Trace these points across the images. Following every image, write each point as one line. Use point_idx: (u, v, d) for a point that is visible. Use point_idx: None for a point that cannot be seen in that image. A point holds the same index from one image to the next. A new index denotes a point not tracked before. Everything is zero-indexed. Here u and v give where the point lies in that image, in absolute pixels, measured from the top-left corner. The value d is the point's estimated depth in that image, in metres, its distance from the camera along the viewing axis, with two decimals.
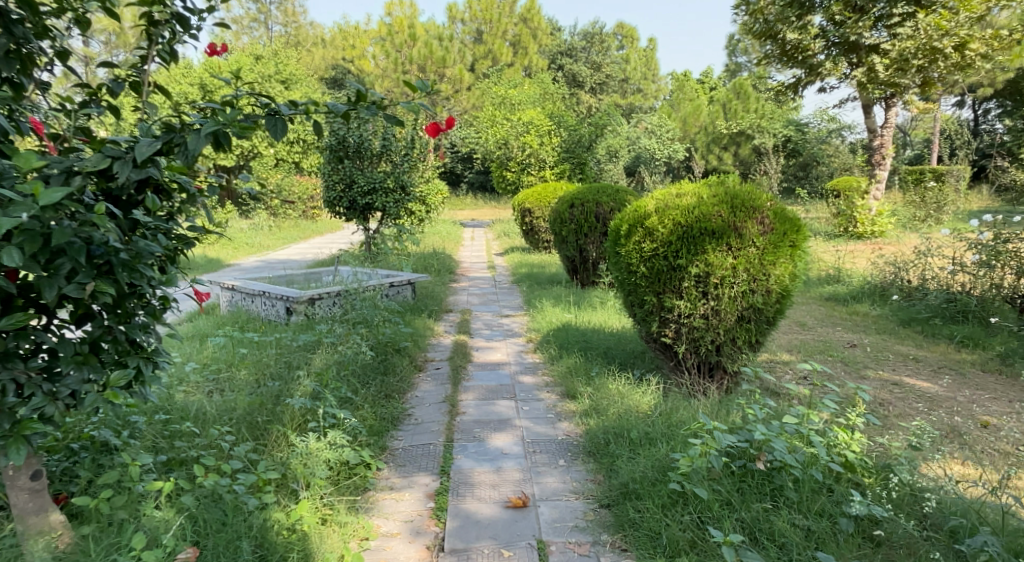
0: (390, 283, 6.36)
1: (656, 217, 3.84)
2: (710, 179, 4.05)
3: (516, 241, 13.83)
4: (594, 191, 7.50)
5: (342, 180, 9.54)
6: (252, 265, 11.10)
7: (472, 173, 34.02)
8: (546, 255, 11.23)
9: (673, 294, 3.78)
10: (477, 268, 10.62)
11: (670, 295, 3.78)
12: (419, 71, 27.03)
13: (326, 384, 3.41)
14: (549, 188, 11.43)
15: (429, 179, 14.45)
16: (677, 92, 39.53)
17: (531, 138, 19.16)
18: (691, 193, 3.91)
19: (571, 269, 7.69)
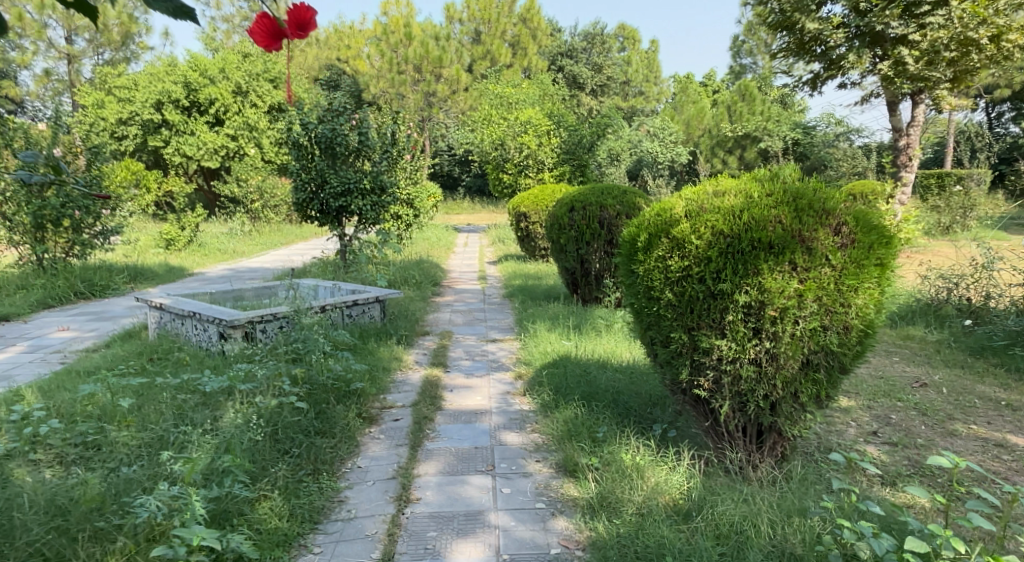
0: (352, 302, 5.31)
1: (687, 223, 2.77)
2: (758, 172, 3.00)
3: (511, 248, 12.77)
4: (596, 193, 6.44)
5: (313, 180, 8.50)
6: (218, 275, 10.08)
7: (469, 177, 33.01)
8: (543, 264, 10.18)
9: (711, 331, 2.72)
10: (466, 279, 9.57)
11: (707, 332, 2.72)
12: (415, 72, 26.13)
13: (218, 472, 2.39)
14: (546, 191, 10.39)
15: (417, 182, 13.45)
16: (680, 94, 38.52)
17: (528, 139, 18.15)
18: (735, 190, 2.86)
19: (572, 283, 6.64)
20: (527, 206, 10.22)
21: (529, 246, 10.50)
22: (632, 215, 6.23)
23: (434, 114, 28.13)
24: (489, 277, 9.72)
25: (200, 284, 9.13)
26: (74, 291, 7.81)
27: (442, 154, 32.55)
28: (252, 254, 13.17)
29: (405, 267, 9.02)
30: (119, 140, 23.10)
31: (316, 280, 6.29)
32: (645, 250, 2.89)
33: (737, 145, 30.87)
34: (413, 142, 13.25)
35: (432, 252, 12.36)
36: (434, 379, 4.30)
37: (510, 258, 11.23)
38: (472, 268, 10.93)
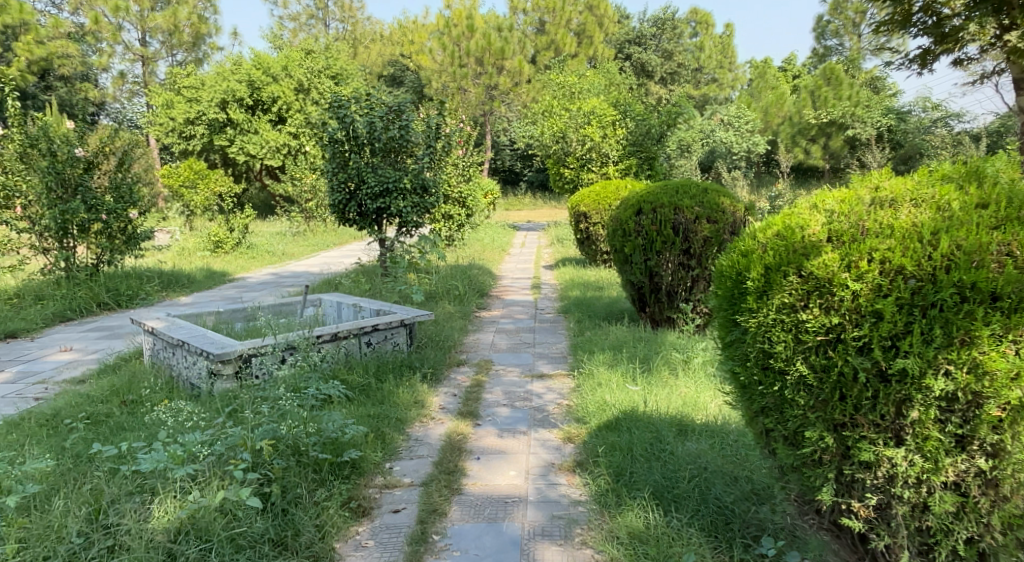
0: (372, 327, 4.43)
1: (834, 255, 1.70)
2: (933, 169, 1.92)
3: (571, 251, 11.73)
4: (668, 190, 5.31)
5: (349, 180, 7.75)
6: (257, 282, 9.49)
7: (532, 172, 32.07)
8: (604, 270, 9.13)
9: (879, 434, 1.66)
10: (518, 287, 8.59)
11: (873, 435, 1.67)
12: (477, 64, 25.35)
13: None
14: (610, 188, 9.28)
15: (471, 179, 12.58)
16: (756, 81, 36.39)
17: (592, 131, 17.05)
18: (908, 196, 1.78)
19: (639, 299, 5.55)
20: (588, 205, 9.16)
21: (590, 250, 9.42)
22: (713, 219, 5.07)
23: (497, 107, 27.31)
24: (544, 285, 8.71)
25: (236, 293, 8.51)
26: (97, 302, 7.25)
27: (504, 148, 31.73)
28: (300, 256, 12.60)
29: (451, 275, 8.13)
30: (185, 139, 23.23)
31: (339, 296, 5.46)
32: (756, 294, 1.83)
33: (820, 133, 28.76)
34: (465, 137, 12.39)
35: (484, 256, 11.43)
36: (458, 436, 3.34)
37: (570, 262, 10.19)
38: (527, 274, 9.95)
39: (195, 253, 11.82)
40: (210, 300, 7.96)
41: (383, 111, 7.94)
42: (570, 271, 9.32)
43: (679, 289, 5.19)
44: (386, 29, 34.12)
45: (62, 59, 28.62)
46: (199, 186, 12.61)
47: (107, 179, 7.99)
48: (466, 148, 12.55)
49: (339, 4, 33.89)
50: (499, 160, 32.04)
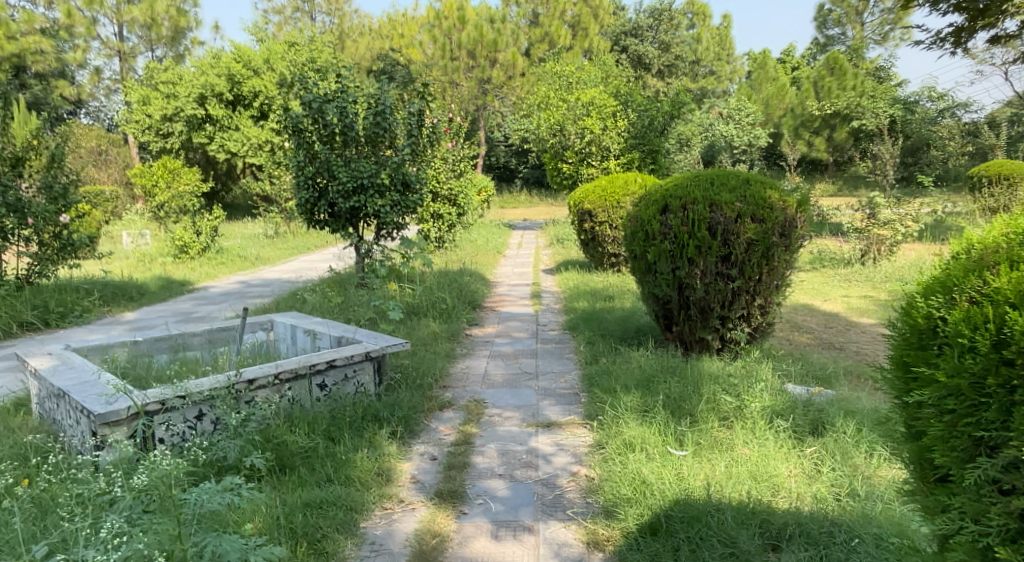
0: (326, 365, 3.41)
1: None
2: None
3: (572, 252, 10.74)
4: (702, 182, 4.29)
5: (317, 174, 6.69)
6: (221, 293, 8.45)
7: (526, 168, 31.08)
8: (611, 274, 8.14)
9: None
10: (516, 297, 7.55)
11: None
12: (470, 57, 24.32)
13: None
14: (617, 182, 8.24)
15: (461, 175, 11.54)
16: (756, 72, 35.42)
17: (591, 122, 16.07)
18: None
19: (665, 316, 4.54)
20: (592, 201, 8.13)
21: (595, 253, 8.38)
22: (760, 216, 4.05)
23: (489, 102, 26.30)
24: (544, 294, 7.67)
25: (193, 307, 7.47)
26: (19, 322, 6.19)
27: (498, 144, 30.73)
28: (276, 261, 11.53)
29: (438, 284, 7.08)
30: (164, 137, 22.09)
31: (294, 319, 4.42)
32: None
33: (824, 125, 27.85)
34: (454, 129, 11.34)
35: (477, 260, 10.39)
36: (434, 538, 2.31)
37: (572, 266, 9.14)
38: (525, 280, 8.91)
39: (158, 259, 10.73)
40: (160, 316, 6.93)
41: (357, 96, 6.91)
42: (574, 277, 8.27)
43: (715, 304, 4.18)
44: (375, 22, 32.96)
45: (35, 55, 27.34)
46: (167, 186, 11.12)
47: (38, 179, 6.92)
48: (455, 141, 11.50)
49: None
50: (493, 156, 31.03)
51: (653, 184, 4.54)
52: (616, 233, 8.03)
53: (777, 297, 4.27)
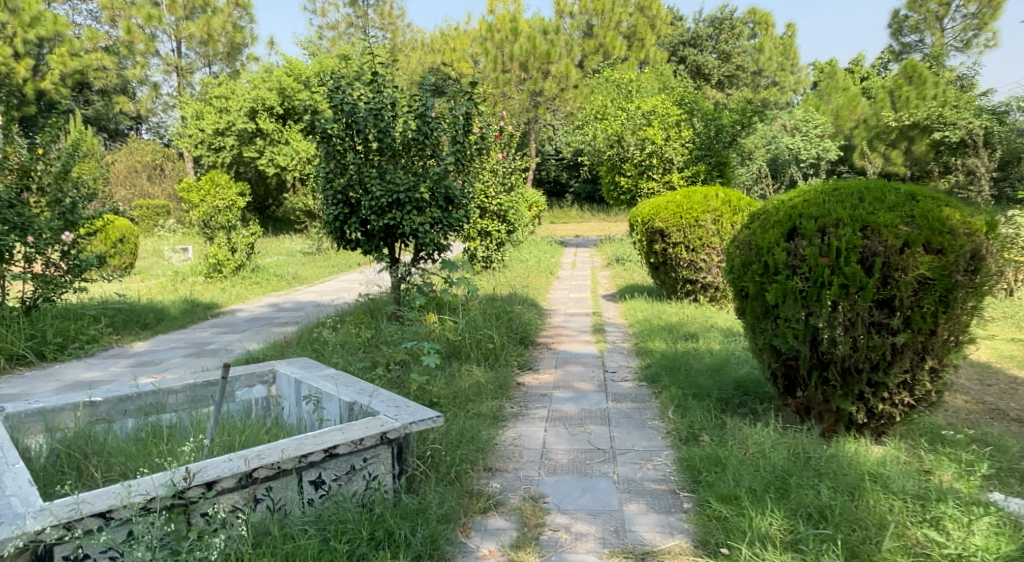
0: (323, 455, 2.40)
1: None
2: None
3: (635, 274, 9.67)
4: (846, 198, 3.25)
5: (347, 188, 5.77)
6: (247, 318, 7.64)
7: (579, 183, 30.01)
8: (685, 304, 7.02)
9: None
10: (575, 330, 6.48)
11: None
12: (522, 69, 23.54)
13: None
14: (695, 196, 7.07)
15: (512, 189, 10.57)
16: (823, 82, 33.60)
17: (653, 133, 14.99)
18: None
19: (788, 377, 3.47)
20: (666, 218, 6.99)
21: (667, 278, 7.25)
22: (938, 244, 2.96)
23: (542, 114, 25.40)
24: (608, 327, 6.57)
25: (210, 335, 6.59)
26: (10, 355, 5.42)
27: (549, 158, 29.76)
28: (313, 281, 10.73)
29: (485, 315, 6.07)
30: (216, 151, 21.70)
31: (301, 371, 3.43)
32: None
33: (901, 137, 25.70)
34: (504, 139, 10.39)
35: (529, 284, 9.36)
36: None
37: (637, 293, 8.01)
38: (583, 308, 7.82)
39: (189, 278, 10.04)
40: (171, 348, 6.05)
41: (396, 97, 5.99)
42: (641, 306, 7.15)
43: (864, 362, 3.12)
44: (427, 37, 32.53)
45: (96, 71, 27.73)
46: (220, 198, 9.88)
47: (43, 192, 6.16)
48: (506, 152, 10.55)
49: (378, 11, 32.39)
50: (544, 170, 30.12)
51: (773, 202, 3.54)
52: (694, 256, 6.86)
53: (953, 356, 3.14)
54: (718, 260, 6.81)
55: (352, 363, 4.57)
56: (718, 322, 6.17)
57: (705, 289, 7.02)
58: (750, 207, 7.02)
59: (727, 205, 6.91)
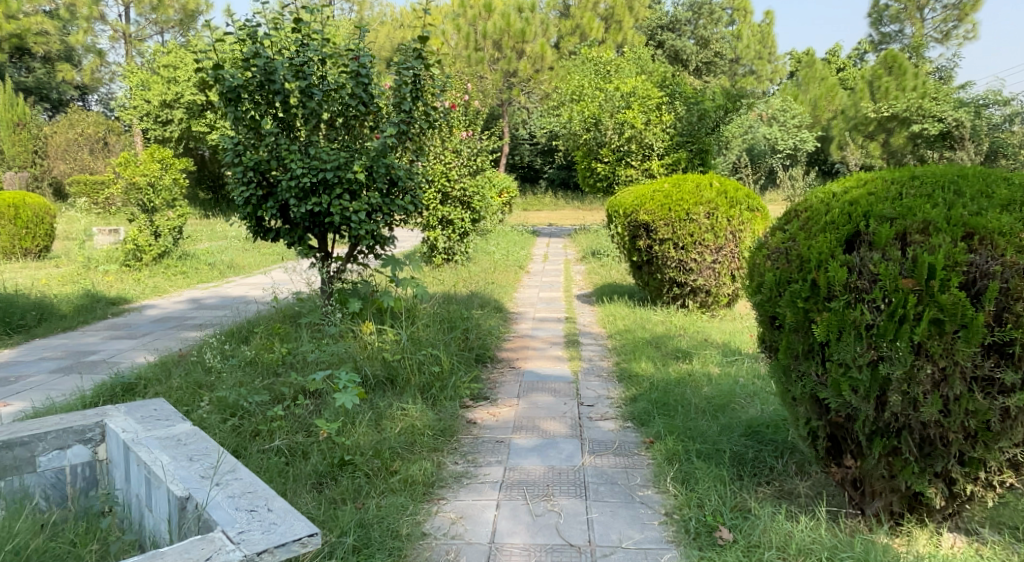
0: None
1: None
2: None
3: (612, 271, 8.69)
4: (933, 191, 2.27)
5: (261, 165, 4.58)
6: (156, 317, 6.47)
7: (552, 168, 28.91)
8: (671, 311, 6.07)
9: None
10: (543, 342, 5.46)
11: None
12: (495, 48, 22.35)
13: None
14: (686, 184, 6.08)
15: (479, 173, 9.48)
16: (803, 71, 32.88)
17: (632, 115, 13.98)
18: None
19: (833, 440, 2.51)
20: (653, 209, 6.01)
21: (651, 280, 6.29)
22: None
23: (515, 97, 24.18)
24: (582, 338, 5.56)
25: (97, 343, 5.40)
26: None
27: (522, 142, 28.66)
28: (251, 271, 9.53)
29: (434, 323, 4.99)
30: (162, 125, 20.15)
31: (137, 429, 2.34)
32: None
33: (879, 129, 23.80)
34: (466, 116, 9.25)
35: (494, 280, 8.30)
36: None
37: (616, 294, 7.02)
38: (554, 312, 6.79)
39: (103, 267, 8.77)
40: (38, 359, 4.86)
41: (330, 55, 4.85)
42: (620, 312, 6.16)
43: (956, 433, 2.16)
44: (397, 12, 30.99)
45: (35, 36, 25.67)
46: (165, 176, 8.91)
47: None
48: (471, 130, 9.43)
49: None
50: (516, 155, 28.99)
51: (819, 195, 2.54)
52: (683, 255, 5.90)
53: None
54: (710, 260, 5.86)
55: (250, 394, 3.49)
56: (713, 337, 5.21)
57: (693, 293, 6.08)
58: (750, 198, 6.03)
59: (723, 195, 5.92)
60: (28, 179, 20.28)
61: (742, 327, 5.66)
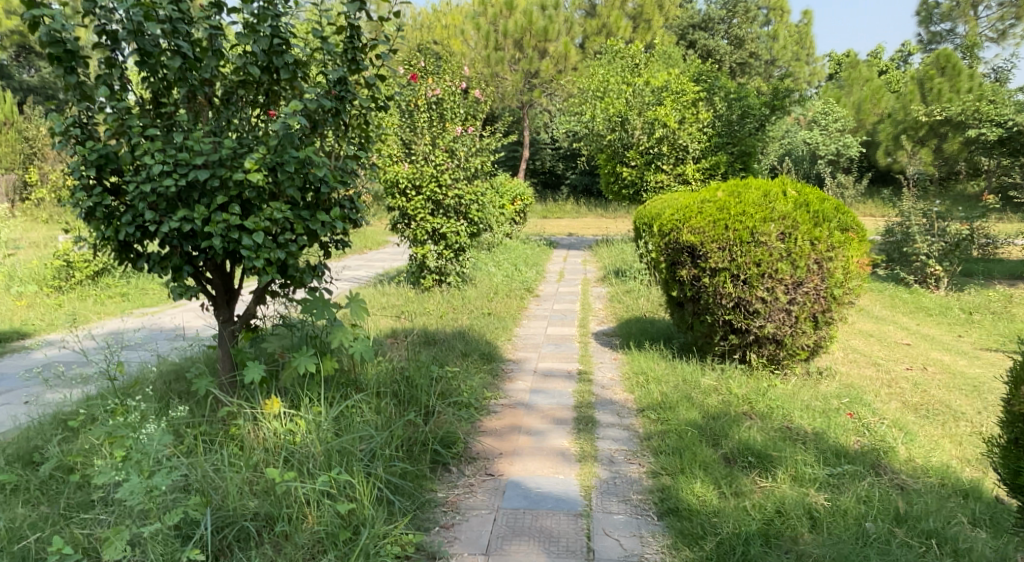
0: None
1: None
2: None
3: (638, 299, 7.06)
4: None
5: (109, 161, 2.86)
6: (36, 363, 4.91)
7: (576, 174, 27.18)
8: (725, 370, 4.39)
9: None
10: (543, 419, 3.77)
11: None
12: (516, 47, 20.82)
13: None
14: (748, 194, 4.45)
15: (482, 178, 7.88)
16: (845, 72, 30.77)
17: (664, 113, 12.32)
18: None
19: None
20: (701, 226, 4.37)
21: (696, 324, 4.62)
22: None
23: (537, 98, 22.54)
24: (600, 413, 3.86)
25: None
26: None
27: (544, 147, 27.02)
28: None
29: (381, 397, 3.35)
30: None
31: None
32: None
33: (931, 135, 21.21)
34: (466, 109, 7.66)
35: (493, 312, 6.69)
36: None
37: (644, 339, 5.35)
38: (562, 361, 5.11)
39: (19, 287, 7.27)
40: None
41: None
42: (652, 368, 4.49)
43: None
44: None
45: None
46: None
47: None
48: (472, 127, 7.82)
49: None
50: (537, 160, 27.33)
51: None
52: (744, 290, 4.23)
53: None
54: (784, 300, 4.19)
55: None
56: (789, 420, 3.56)
57: (757, 344, 4.39)
58: (839, 213, 4.35)
59: (802, 209, 4.27)
60: (14, 181, 19.03)
61: (827, 400, 3.99)
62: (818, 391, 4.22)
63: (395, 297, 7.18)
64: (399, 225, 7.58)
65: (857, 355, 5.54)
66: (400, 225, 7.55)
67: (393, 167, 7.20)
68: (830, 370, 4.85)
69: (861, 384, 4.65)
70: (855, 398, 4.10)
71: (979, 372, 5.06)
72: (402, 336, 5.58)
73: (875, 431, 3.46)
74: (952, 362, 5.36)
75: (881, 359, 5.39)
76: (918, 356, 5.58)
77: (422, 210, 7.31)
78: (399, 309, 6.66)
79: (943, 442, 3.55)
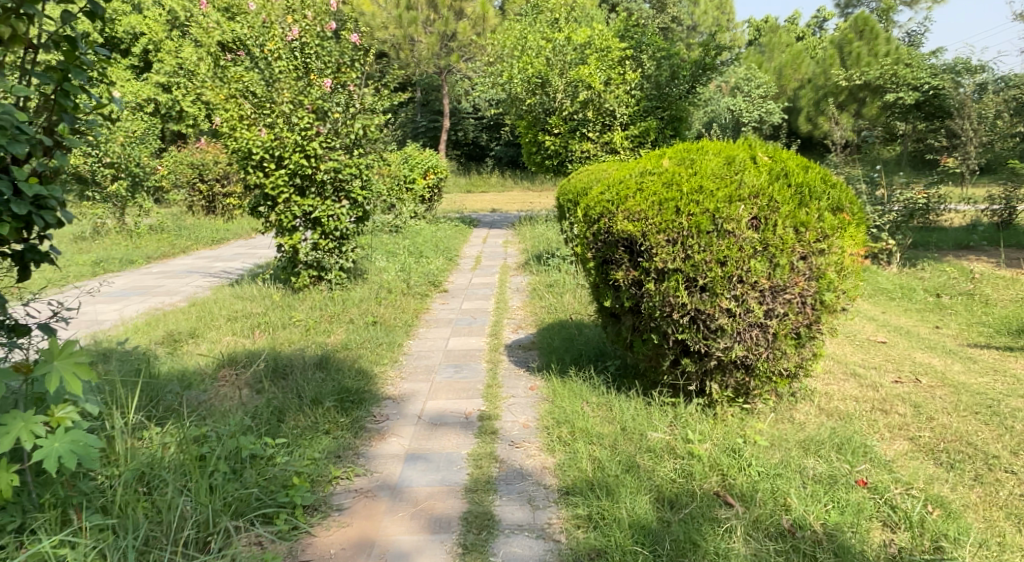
0: None
1: None
2: None
3: (562, 294, 5.82)
4: None
5: None
6: None
7: (499, 145, 25.74)
8: (677, 411, 3.18)
9: None
10: (412, 521, 2.41)
11: None
12: (430, 7, 19.08)
13: None
14: (705, 161, 3.19)
15: (369, 147, 6.43)
16: (767, 37, 30.28)
17: (588, 73, 11.05)
18: None
19: None
20: (640, 208, 3.10)
21: (637, 346, 3.37)
22: None
23: (455, 64, 20.71)
24: (502, 501, 2.53)
25: None
26: None
27: (466, 117, 25.45)
28: None
29: None
30: None
31: None
32: None
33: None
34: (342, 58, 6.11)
35: (379, 318, 5.30)
36: None
37: (567, 356, 4.08)
38: (459, 397, 3.77)
39: None
40: None
41: None
42: (579, 413, 3.22)
43: None
44: None
45: None
46: None
47: None
48: (353, 83, 6.31)
49: None
50: (459, 131, 25.71)
51: None
52: (704, 300, 2.99)
53: None
54: (759, 312, 2.95)
55: None
56: (783, 507, 2.38)
57: (720, 371, 3.17)
58: (830, 185, 3.12)
59: (780, 180, 3.03)
60: None
61: (824, 457, 2.83)
62: (805, 436, 3.07)
63: (257, 303, 5.67)
64: (262, 209, 6.06)
65: (830, 364, 4.44)
66: (261, 208, 6.03)
67: (245, 132, 5.76)
68: (807, 393, 3.72)
69: (851, 415, 3.53)
70: (857, 445, 2.97)
71: (980, 383, 4.04)
72: (246, 370, 4.14)
73: (908, 523, 2.32)
74: (944, 367, 4.32)
75: (861, 370, 4.31)
76: (899, 359, 4.53)
77: (287, 187, 5.88)
78: (257, 320, 5.18)
79: (998, 527, 2.45)
